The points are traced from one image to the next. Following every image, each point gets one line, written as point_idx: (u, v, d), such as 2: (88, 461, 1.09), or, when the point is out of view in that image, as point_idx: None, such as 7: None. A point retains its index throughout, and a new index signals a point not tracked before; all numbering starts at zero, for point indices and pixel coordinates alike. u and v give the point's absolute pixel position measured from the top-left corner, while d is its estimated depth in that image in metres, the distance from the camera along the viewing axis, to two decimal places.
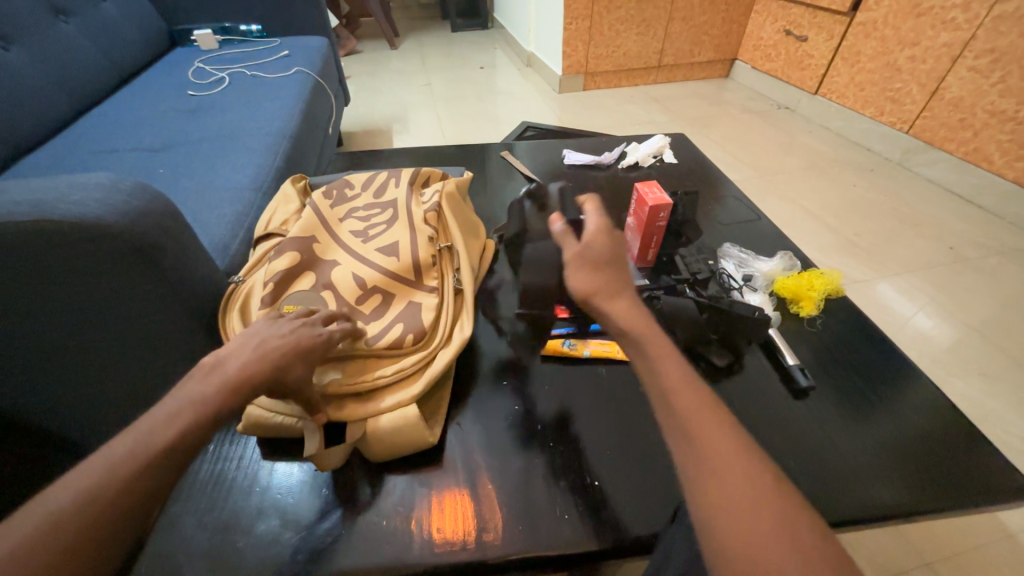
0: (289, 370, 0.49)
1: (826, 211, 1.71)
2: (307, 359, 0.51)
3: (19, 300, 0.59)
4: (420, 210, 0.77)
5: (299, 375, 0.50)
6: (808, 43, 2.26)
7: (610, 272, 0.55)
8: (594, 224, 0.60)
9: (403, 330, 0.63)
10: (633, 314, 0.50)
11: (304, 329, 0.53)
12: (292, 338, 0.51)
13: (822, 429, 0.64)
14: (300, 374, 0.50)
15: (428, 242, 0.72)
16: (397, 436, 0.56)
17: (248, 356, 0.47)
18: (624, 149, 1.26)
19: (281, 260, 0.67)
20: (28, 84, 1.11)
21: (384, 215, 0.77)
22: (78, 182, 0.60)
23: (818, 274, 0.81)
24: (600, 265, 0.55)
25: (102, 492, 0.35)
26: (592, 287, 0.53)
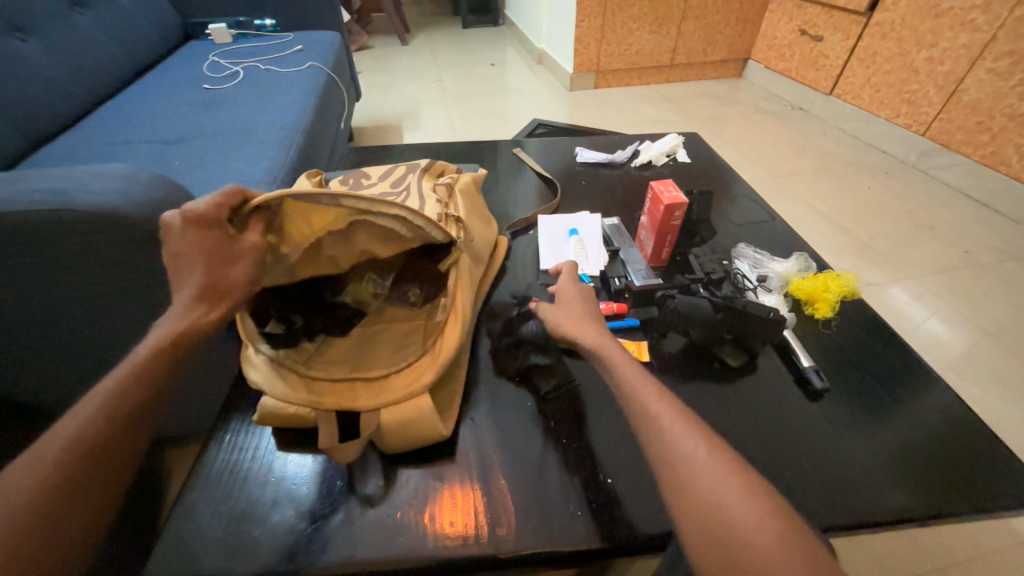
0: (223, 275, 0.51)
1: (839, 213, 1.70)
2: (216, 258, 0.50)
3: (40, 286, 0.61)
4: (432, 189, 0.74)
5: (234, 274, 0.52)
6: (823, 44, 2.23)
7: None
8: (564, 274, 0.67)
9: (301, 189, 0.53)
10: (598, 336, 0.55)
11: (197, 239, 0.50)
12: (192, 249, 0.50)
13: (836, 432, 0.64)
14: (234, 274, 0.52)
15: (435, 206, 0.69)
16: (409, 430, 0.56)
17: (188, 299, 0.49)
18: (637, 148, 1.25)
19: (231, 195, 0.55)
20: (45, 76, 1.12)
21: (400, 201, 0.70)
22: (100, 173, 0.61)
23: (834, 276, 0.80)
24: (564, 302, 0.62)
25: (90, 455, 0.42)
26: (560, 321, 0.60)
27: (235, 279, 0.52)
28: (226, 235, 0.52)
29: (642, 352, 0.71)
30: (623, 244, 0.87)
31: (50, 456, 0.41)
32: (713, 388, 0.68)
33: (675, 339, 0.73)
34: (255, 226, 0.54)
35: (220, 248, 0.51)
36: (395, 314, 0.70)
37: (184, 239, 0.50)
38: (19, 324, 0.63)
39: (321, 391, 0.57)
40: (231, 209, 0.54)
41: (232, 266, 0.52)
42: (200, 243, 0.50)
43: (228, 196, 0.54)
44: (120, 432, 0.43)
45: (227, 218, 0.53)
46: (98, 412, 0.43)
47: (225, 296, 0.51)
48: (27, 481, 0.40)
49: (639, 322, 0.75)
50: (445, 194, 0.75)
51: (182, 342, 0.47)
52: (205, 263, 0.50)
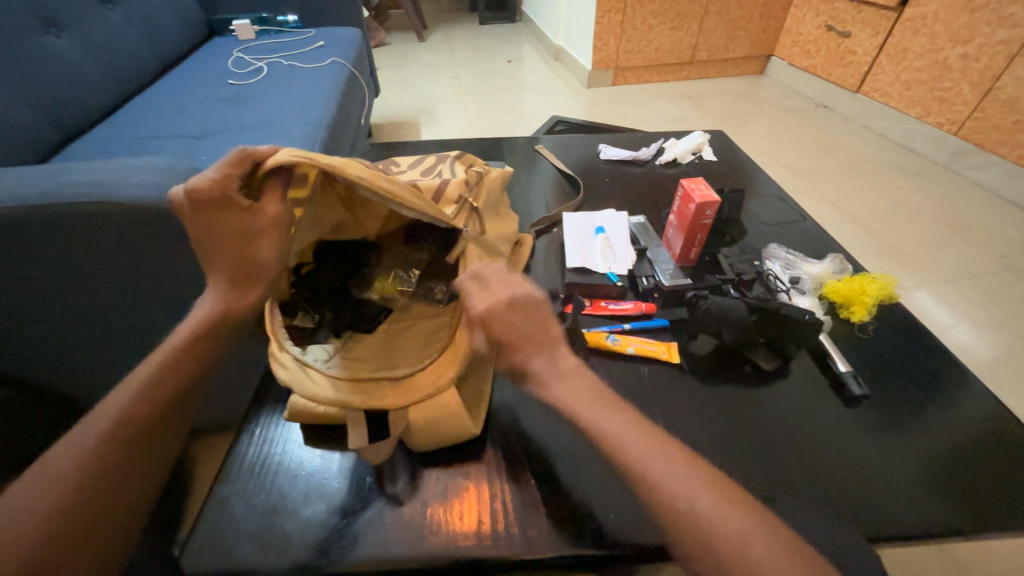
0: (255, 253, 0.49)
1: (866, 214, 1.65)
2: (244, 236, 0.48)
3: (78, 277, 0.62)
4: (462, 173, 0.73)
5: (265, 252, 0.49)
6: (850, 40, 2.17)
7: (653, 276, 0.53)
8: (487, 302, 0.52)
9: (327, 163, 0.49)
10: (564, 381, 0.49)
11: (218, 216, 0.47)
12: (213, 227, 0.47)
13: (875, 441, 0.61)
14: (264, 252, 0.49)
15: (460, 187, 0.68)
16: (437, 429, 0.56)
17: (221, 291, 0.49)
18: (662, 145, 1.23)
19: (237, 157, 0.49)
20: (78, 71, 1.14)
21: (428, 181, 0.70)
22: (138, 166, 0.62)
23: (870, 279, 0.77)
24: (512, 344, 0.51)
25: (124, 439, 0.42)
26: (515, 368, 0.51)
27: (263, 257, 0.49)
28: (243, 208, 0.48)
29: (674, 354, 0.70)
30: (651, 243, 0.85)
31: (88, 442, 0.41)
32: (746, 392, 0.66)
33: (706, 341, 0.72)
34: (272, 192, 0.49)
35: (240, 225, 0.48)
36: (422, 312, 0.67)
37: (199, 218, 0.47)
38: (58, 313, 0.64)
39: (347, 389, 0.55)
40: (241, 177, 0.49)
41: (256, 244, 0.49)
42: (217, 222, 0.47)
43: (235, 164, 0.49)
44: (158, 417, 0.44)
45: (237, 187, 0.48)
46: (137, 397, 0.44)
47: (256, 277, 0.49)
48: (69, 465, 0.40)
49: (668, 323, 0.74)
50: (475, 181, 0.74)
51: (217, 326, 0.48)
52: (230, 244, 0.48)
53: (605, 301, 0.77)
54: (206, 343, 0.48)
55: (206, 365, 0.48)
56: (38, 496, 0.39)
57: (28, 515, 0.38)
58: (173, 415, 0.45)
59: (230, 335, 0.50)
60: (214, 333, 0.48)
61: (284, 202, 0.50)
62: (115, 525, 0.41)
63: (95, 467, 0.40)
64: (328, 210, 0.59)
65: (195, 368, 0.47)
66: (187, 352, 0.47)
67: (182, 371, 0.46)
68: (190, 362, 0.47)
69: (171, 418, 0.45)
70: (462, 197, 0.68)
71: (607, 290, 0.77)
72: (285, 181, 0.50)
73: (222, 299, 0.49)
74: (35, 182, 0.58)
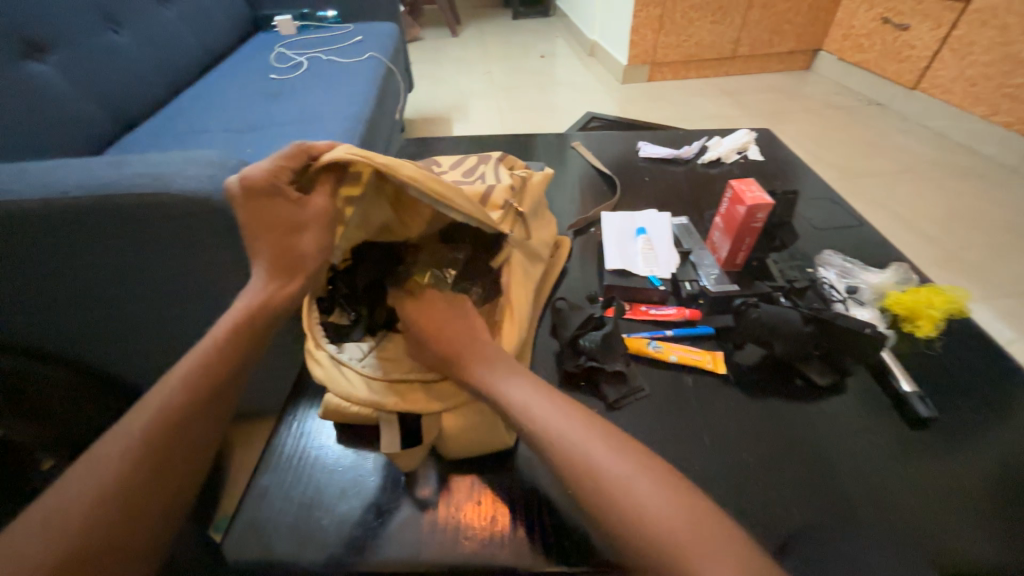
0: (296, 245, 0.49)
1: (922, 219, 1.54)
2: (286, 227, 0.48)
3: (133, 266, 0.64)
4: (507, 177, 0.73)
5: (308, 246, 0.50)
6: (908, 33, 2.03)
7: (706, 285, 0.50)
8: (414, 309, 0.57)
9: (377, 159, 0.50)
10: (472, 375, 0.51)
11: (265, 205, 0.48)
12: (260, 216, 0.48)
13: (945, 469, 0.56)
14: (308, 246, 0.49)
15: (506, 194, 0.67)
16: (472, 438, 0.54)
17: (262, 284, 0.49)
18: (704, 144, 1.18)
19: (292, 151, 0.51)
20: (133, 67, 1.19)
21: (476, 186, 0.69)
22: (190, 159, 0.63)
23: (938, 291, 0.71)
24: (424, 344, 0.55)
25: (168, 430, 0.42)
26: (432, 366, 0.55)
27: (304, 250, 0.49)
28: (289, 200, 0.49)
29: (719, 364, 0.66)
30: (694, 246, 0.82)
31: (134, 433, 0.41)
32: (799, 408, 0.62)
33: (753, 351, 0.68)
34: (322, 187, 0.51)
35: (285, 216, 0.48)
36: None
37: (249, 207, 0.48)
38: (111, 300, 0.67)
39: (381, 391, 0.55)
40: (293, 171, 0.51)
41: (299, 236, 0.49)
42: (263, 211, 0.48)
43: (290, 158, 0.50)
44: (199, 412, 0.43)
45: (288, 180, 0.50)
46: (179, 391, 0.43)
47: (296, 268, 0.49)
48: (112, 459, 0.40)
49: (713, 331, 0.70)
50: (520, 185, 0.73)
51: (256, 318, 0.47)
52: (271, 235, 0.48)
53: (646, 306, 0.74)
54: (251, 334, 0.47)
55: (248, 359, 0.47)
56: (81, 489, 0.38)
57: (71, 509, 0.37)
58: (217, 408, 0.45)
59: (271, 326, 0.49)
60: (256, 326, 0.47)
61: (331, 197, 0.51)
62: (155, 521, 0.39)
63: (136, 462, 0.40)
64: (375, 208, 0.55)
65: (237, 363, 0.46)
66: (229, 345, 0.46)
67: (224, 365, 0.45)
68: (231, 356, 0.46)
69: (211, 412, 0.44)
70: (508, 202, 0.67)
71: (648, 295, 0.74)
72: (334, 177, 0.51)
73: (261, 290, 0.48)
74: (94, 173, 0.60)
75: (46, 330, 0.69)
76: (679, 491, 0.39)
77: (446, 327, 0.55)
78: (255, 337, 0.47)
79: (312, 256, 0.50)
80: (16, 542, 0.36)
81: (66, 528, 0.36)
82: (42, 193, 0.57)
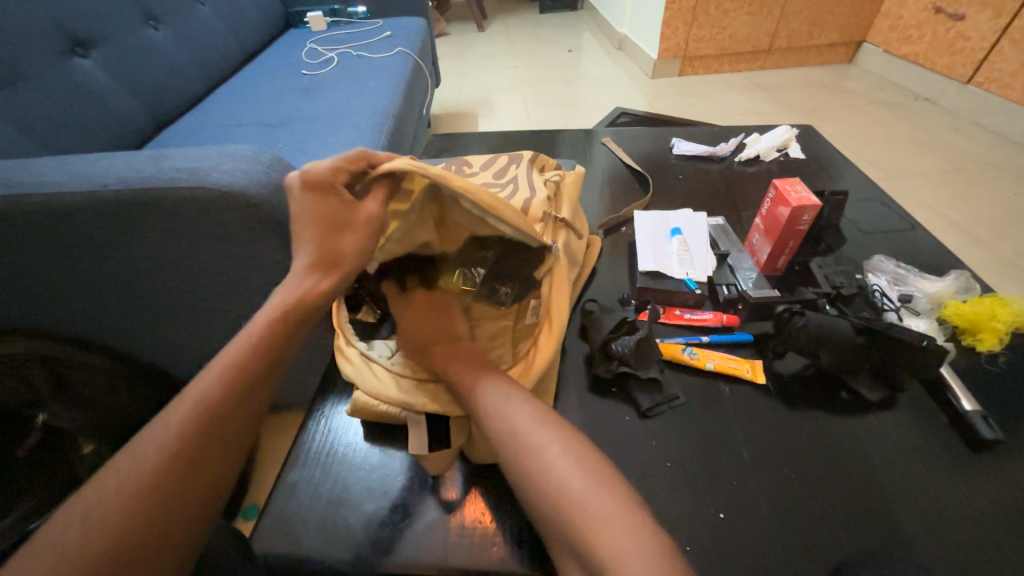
0: (340, 245, 0.49)
1: (974, 222, 1.45)
2: (332, 227, 0.48)
3: (171, 259, 0.65)
4: (542, 181, 0.71)
5: (353, 246, 0.49)
6: (963, 23, 1.89)
7: None
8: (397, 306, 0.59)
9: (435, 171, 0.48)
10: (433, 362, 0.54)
11: (316, 206, 0.49)
12: (310, 213, 0.48)
13: (1012, 497, 0.52)
14: (352, 246, 0.49)
15: (545, 203, 0.67)
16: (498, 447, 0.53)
17: (303, 280, 0.49)
18: (742, 141, 1.13)
19: (350, 155, 0.51)
20: (172, 63, 1.22)
21: (510, 189, 0.68)
22: (227, 153, 0.63)
23: (1003, 302, 0.66)
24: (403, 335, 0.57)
25: (205, 424, 0.42)
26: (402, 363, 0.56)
27: (347, 250, 0.49)
28: (341, 200, 0.49)
29: (759, 374, 0.63)
30: (732, 248, 0.78)
31: (173, 426, 0.41)
32: (846, 423, 0.59)
33: (795, 360, 0.65)
34: (374, 196, 0.50)
35: (335, 215, 0.49)
36: (480, 314, 0.59)
37: (303, 201, 0.49)
38: (150, 291, 0.68)
39: (410, 390, 0.55)
40: (349, 173, 0.51)
41: (344, 236, 0.49)
42: (315, 206, 0.48)
43: (349, 161, 0.51)
44: (235, 407, 0.44)
45: (342, 181, 0.50)
46: (216, 385, 0.44)
47: (336, 266, 0.49)
48: (150, 450, 0.40)
49: (751, 339, 0.67)
50: (555, 190, 0.72)
51: (294, 312, 0.47)
52: (319, 232, 0.48)
53: (681, 310, 0.71)
54: (286, 333, 0.47)
55: (282, 357, 0.47)
56: (120, 479, 0.39)
57: (110, 500, 0.38)
58: (253, 405, 0.45)
59: (309, 321, 0.49)
60: (296, 322, 0.48)
61: (384, 205, 0.50)
62: (189, 516, 0.40)
63: (173, 455, 0.40)
64: (420, 230, 0.53)
65: (272, 360, 0.46)
66: (265, 342, 0.46)
67: (261, 361, 0.45)
68: (266, 353, 0.46)
69: (246, 408, 0.44)
70: (547, 214, 0.65)
71: (683, 298, 0.71)
72: (390, 185, 0.51)
73: (297, 283, 0.49)
74: (135, 167, 0.61)
75: (90, 318, 0.71)
76: (592, 463, 0.43)
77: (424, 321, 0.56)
78: (293, 334, 0.48)
79: (355, 255, 0.49)
80: (60, 530, 0.36)
81: (105, 519, 0.37)
82: (86, 186, 0.59)
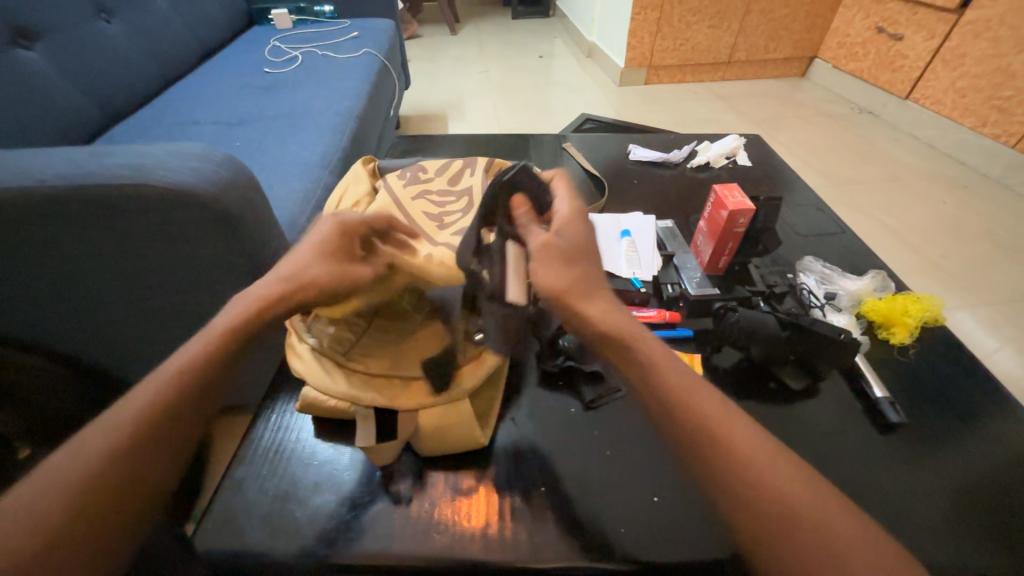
0: (308, 269, 0.52)
1: (906, 228, 1.56)
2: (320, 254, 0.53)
3: (115, 256, 0.64)
4: None
5: (315, 273, 0.51)
6: (902, 43, 2.04)
7: (581, 265, 0.53)
8: (566, 211, 0.57)
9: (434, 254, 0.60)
10: (612, 317, 0.50)
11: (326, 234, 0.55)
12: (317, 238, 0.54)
13: (910, 473, 0.57)
14: (316, 272, 0.51)
15: None
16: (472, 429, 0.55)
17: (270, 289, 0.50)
18: (694, 148, 1.19)
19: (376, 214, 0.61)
20: (126, 58, 1.18)
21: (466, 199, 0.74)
22: (175, 150, 0.62)
23: (914, 298, 0.73)
24: (571, 259, 0.52)
25: (150, 419, 0.42)
26: (565, 285, 0.51)
27: (311, 274, 0.51)
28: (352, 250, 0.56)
29: (696, 367, 0.67)
30: (678, 249, 0.83)
31: (120, 422, 0.42)
32: (772, 410, 0.64)
33: (730, 354, 0.69)
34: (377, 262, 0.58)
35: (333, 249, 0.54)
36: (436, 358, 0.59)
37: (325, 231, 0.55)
38: (93, 290, 0.67)
39: (358, 384, 0.56)
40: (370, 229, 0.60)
41: (319, 262, 0.52)
42: (324, 238, 0.54)
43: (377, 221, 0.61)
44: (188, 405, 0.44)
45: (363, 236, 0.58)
46: (167, 383, 0.44)
47: (296, 287, 0.50)
48: (103, 440, 0.41)
49: (692, 333, 0.72)
50: None
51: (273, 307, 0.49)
52: (331, 258, 0.54)
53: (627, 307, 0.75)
54: (240, 332, 0.47)
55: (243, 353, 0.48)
56: (70, 468, 0.39)
57: (53, 492, 0.38)
58: (204, 399, 0.45)
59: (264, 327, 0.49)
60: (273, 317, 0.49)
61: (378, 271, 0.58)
62: (131, 513, 0.40)
63: (124, 447, 0.41)
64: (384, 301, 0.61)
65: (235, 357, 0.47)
66: (222, 342, 0.46)
67: (219, 358, 0.46)
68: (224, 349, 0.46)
69: (198, 405, 0.44)
70: None
71: (629, 296, 0.75)
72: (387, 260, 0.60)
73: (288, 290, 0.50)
74: (74, 162, 0.59)
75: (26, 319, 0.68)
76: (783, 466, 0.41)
77: (583, 255, 0.54)
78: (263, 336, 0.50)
79: (315, 282, 0.51)
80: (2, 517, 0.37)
81: (52, 507, 0.37)
82: (22, 182, 0.57)
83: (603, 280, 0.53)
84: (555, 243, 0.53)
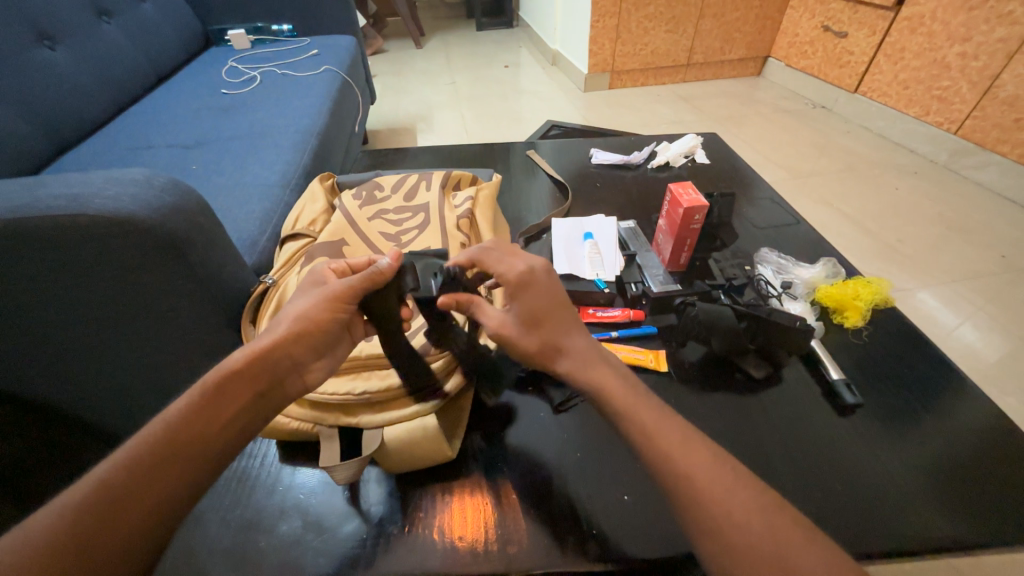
0: (290, 310, 0.52)
1: (864, 215, 1.63)
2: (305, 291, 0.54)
3: (58, 291, 0.61)
4: (453, 215, 0.80)
5: (296, 309, 0.51)
6: (847, 40, 2.14)
7: (550, 328, 0.52)
8: (515, 276, 0.53)
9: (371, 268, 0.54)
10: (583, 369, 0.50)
11: (311, 276, 0.57)
12: (309, 280, 0.56)
13: (868, 450, 0.60)
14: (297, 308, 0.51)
15: (459, 248, 0.75)
16: (439, 443, 0.54)
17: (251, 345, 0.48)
18: (654, 149, 1.22)
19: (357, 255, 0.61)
20: (73, 85, 1.15)
21: (419, 215, 0.81)
22: (113, 177, 0.61)
23: (864, 283, 0.76)
24: (539, 321, 0.52)
25: (120, 484, 0.38)
26: (535, 350, 0.52)
27: (290, 314, 0.51)
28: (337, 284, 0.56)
29: (662, 363, 0.68)
30: (640, 248, 0.84)
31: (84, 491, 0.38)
32: (737, 401, 0.65)
33: (695, 348, 0.71)
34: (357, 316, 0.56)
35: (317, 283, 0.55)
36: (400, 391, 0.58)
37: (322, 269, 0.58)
38: (36, 329, 0.64)
39: (323, 408, 0.57)
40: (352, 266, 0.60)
41: (296, 301, 0.53)
42: (313, 278, 0.56)
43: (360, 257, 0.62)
44: (173, 467, 0.40)
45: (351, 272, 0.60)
46: (143, 446, 0.41)
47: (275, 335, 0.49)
48: (81, 495, 0.38)
49: (656, 330, 0.73)
50: (468, 222, 0.80)
51: (272, 355, 0.48)
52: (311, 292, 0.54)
53: (593, 308, 0.76)
54: (217, 392, 0.45)
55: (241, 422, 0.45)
56: (33, 529, 0.35)
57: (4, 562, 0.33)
58: (184, 461, 0.41)
59: (244, 382, 0.46)
60: (276, 377, 0.48)
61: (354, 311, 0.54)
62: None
63: (100, 506, 0.37)
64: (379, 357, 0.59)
65: (238, 422, 0.45)
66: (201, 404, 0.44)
67: (216, 416, 0.44)
68: (215, 407, 0.44)
69: (176, 471, 0.41)
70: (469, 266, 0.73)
71: (595, 297, 0.75)
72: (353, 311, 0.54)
73: (288, 328, 0.49)
74: (8, 196, 0.57)
75: None
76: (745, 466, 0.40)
77: (553, 314, 0.53)
78: (269, 412, 0.48)
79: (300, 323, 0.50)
80: None
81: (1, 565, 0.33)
82: None
83: (581, 335, 0.53)
84: (512, 316, 0.53)
